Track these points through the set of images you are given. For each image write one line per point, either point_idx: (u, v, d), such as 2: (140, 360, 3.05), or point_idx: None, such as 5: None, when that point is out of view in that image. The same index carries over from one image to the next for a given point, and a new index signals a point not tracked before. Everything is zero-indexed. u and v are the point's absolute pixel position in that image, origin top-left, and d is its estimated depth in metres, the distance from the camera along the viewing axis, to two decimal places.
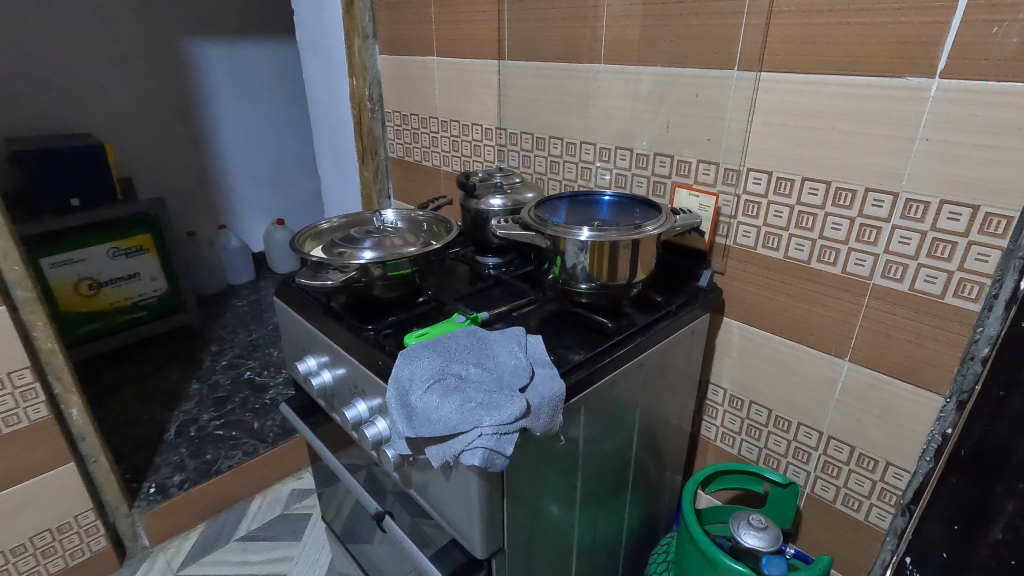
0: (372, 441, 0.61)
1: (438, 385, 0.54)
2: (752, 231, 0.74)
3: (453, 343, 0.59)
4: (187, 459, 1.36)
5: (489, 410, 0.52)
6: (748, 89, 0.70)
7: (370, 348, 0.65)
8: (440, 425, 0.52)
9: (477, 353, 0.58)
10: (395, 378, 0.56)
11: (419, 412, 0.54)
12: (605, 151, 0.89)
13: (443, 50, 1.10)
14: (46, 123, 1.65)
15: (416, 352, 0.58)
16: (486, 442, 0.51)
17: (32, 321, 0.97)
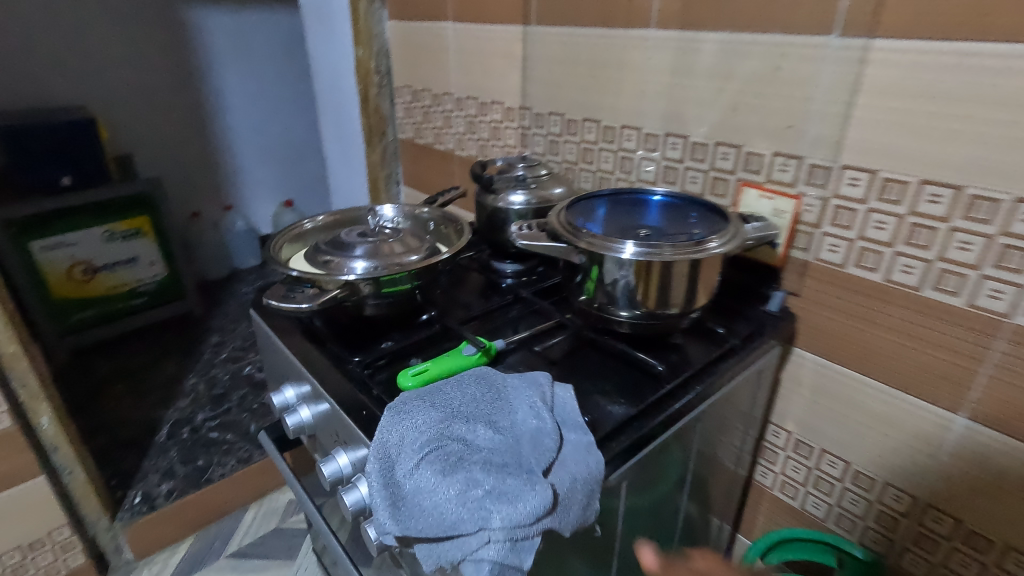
0: (351, 510, 0.47)
1: (434, 458, 0.41)
2: (842, 245, 0.59)
3: (457, 393, 0.46)
4: (178, 465, 1.26)
5: (501, 502, 0.39)
6: (852, 62, 0.54)
7: (355, 388, 0.52)
8: (436, 521, 0.39)
9: (487, 407, 0.45)
10: (377, 443, 0.43)
11: (408, 496, 0.41)
12: (651, 138, 0.73)
13: (459, 14, 0.94)
14: (36, 96, 1.53)
15: (406, 404, 0.45)
16: (497, 550, 0.38)
17: None
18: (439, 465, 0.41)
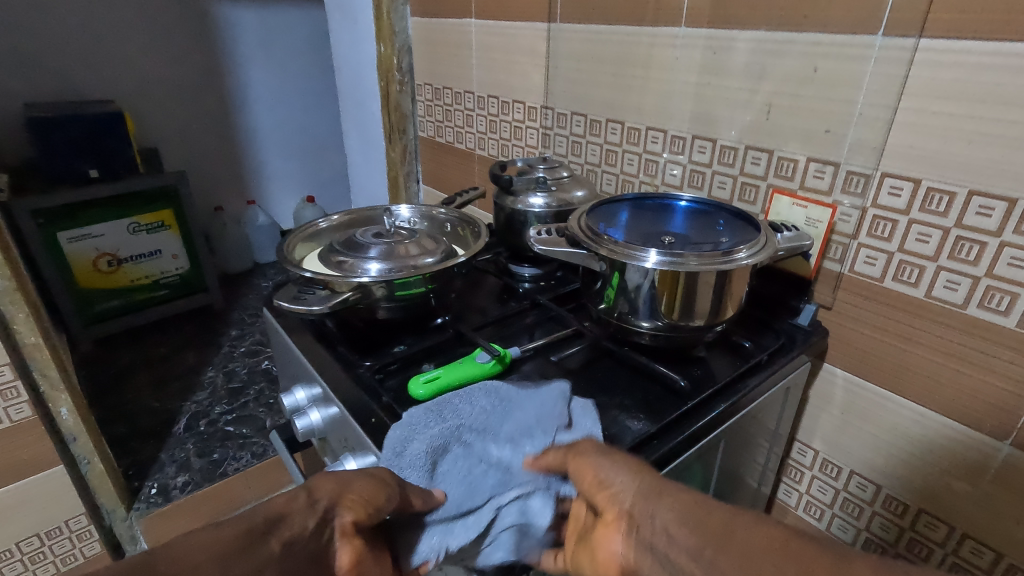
0: None
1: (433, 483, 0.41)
2: (880, 257, 0.56)
3: (462, 410, 0.44)
4: (194, 457, 1.27)
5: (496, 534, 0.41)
6: (899, 62, 0.50)
7: (365, 395, 0.50)
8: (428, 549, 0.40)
9: (488, 428, 0.43)
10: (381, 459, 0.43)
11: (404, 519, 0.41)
12: (678, 141, 0.70)
13: (483, 11, 0.92)
14: (65, 88, 1.55)
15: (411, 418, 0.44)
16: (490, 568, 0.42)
17: (13, 313, 0.87)
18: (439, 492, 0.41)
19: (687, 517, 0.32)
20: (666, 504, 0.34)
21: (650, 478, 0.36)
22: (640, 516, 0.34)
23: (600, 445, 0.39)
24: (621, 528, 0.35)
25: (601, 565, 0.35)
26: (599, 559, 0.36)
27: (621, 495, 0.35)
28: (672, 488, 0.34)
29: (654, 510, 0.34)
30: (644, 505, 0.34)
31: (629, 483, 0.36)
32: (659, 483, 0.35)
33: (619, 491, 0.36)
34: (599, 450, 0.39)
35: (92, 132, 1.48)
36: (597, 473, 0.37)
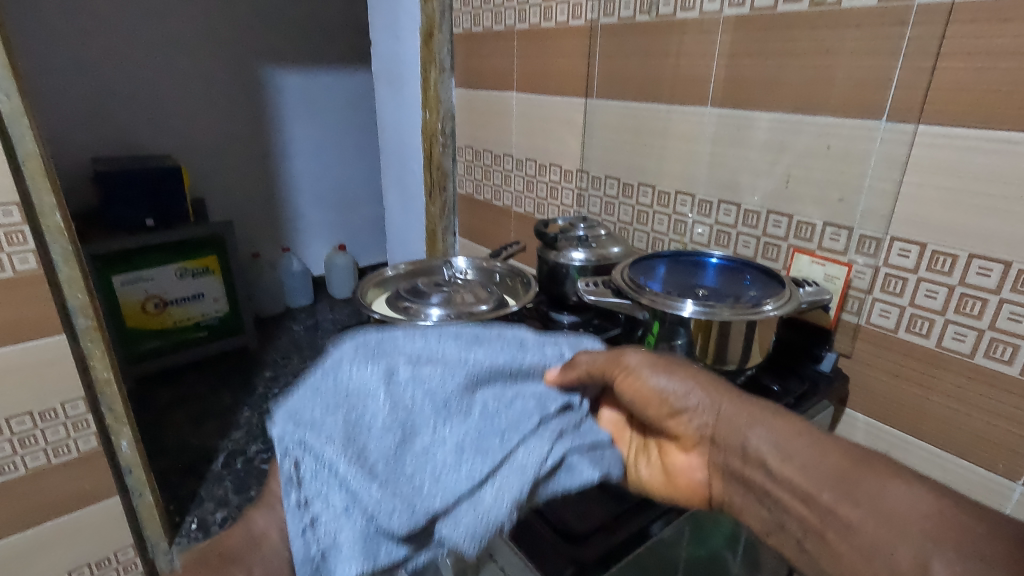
0: None
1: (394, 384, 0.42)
2: (893, 311, 0.62)
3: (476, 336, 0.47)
4: (231, 493, 1.31)
5: (433, 476, 0.39)
6: (901, 143, 0.58)
7: None
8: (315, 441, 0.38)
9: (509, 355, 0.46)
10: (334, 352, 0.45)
11: (319, 402, 0.41)
12: (705, 204, 0.78)
13: (524, 85, 1.03)
14: (126, 143, 1.63)
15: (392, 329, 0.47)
16: (378, 509, 0.37)
17: (91, 349, 0.96)
18: (390, 395, 0.42)
19: (784, 451, 0.39)
20: (758, 433, 0.41)
21: (723, 400, 0.44)
22: (724, 441, 0.43)
23: (643, 358, 0.47)
24: (701, 447, 0.45)
25: (684, 486, 0.46)
26: (677, 477, 0.46)
27: (700, 419, 0.44)
28: (750, 415, 0.42)
29: (741, 436, 0.42)
30: (724, 429, 0.43)
31: (705, 405, 0.44)
32: (737, 405, 0.43)
33: (696, 411, 0.44)
34: (652, 363, 0.46)
35: (152, 185, 1.57)
36: (653, 387, 0.45)
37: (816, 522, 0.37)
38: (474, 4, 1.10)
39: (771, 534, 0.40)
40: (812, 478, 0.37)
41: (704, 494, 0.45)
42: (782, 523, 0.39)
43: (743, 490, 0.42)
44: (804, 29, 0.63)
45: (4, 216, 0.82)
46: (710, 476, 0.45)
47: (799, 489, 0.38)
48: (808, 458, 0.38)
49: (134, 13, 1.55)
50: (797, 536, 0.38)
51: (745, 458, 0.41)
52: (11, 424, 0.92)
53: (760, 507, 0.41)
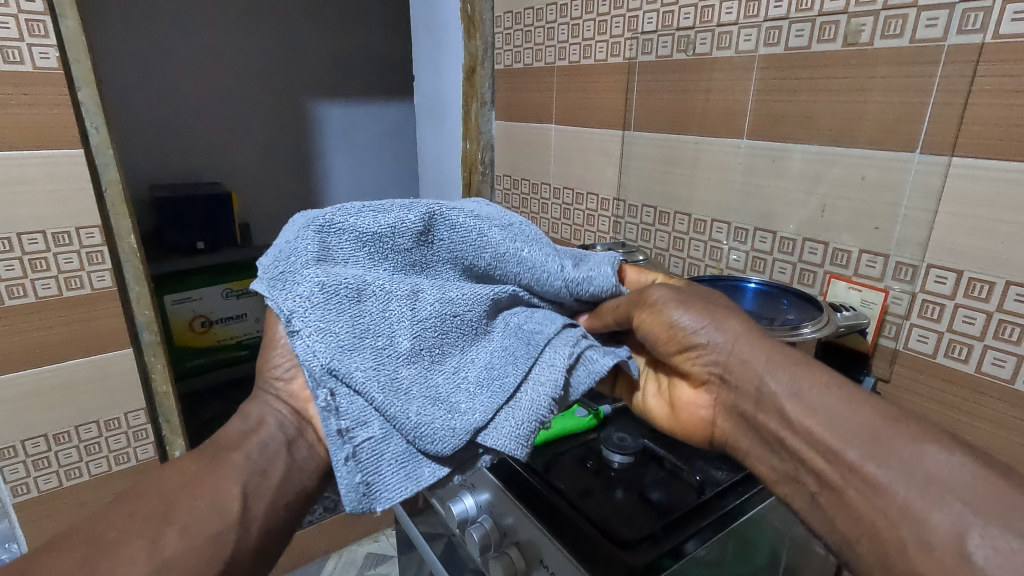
0: (458, 517, 0.64)
1: (412, 304, 0.47)
2: (931, 336, 0.64)
3: (496, 235, 0.50)
4: None
5: (467, 395, 0.45)
6: (935, 174, 0.61)
7: None
8: (354, 368, 0.43)
9: (542, 271, 0.51)
10: (343, 265, 0.47)
11: (347, 325, 0.44)
12: (741, 231, 0.81)
13: (562, 118, 1.09)
14: (182, 173, 1.71)
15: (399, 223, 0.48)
16: (420, 429, 0.42)
17: (153, 363, 1.06)
18: (412, 320, 0.46)
19: (803, 401, 0.40)
20: (775, 375, 0.42)
21: (739, 338, 0.45)
22: (737, 380, 0.44)
23: (666, 294, 0.48)
24: (709, 387, 0.47)
25: (690, 421, 0.49)
26: (683, 412, 0.50)
27: (710, 357, 0.46)
28: (768, 355, 0.43)
29: (755, 378, 0.43)
30: (733, 368, 0.44)
31: (719, 343, 0.45)
32: (752, 343, 0.44)
33: (707, 349, 0.46)
34: (674, 299, 0.48)
35: (207, 213, 1.66)
36: (670, 322, 0.47)
37: (837, 479, 0.37)
38: (516, 42, 1.16)
39: (779, 483, 0.42)
40: (837, 433, 0.38)
41: (707, 430, 0.48)
42: (796, 477, 0.40)
43: (750, 432, 0.44)
44: (836, 67, 0.66)
45: (87, 238, 0.92)
46: (714, 414, 0.47)
47: (823, 444, 0.38)
48: (835, 413, 0.39)
49: (193, 51, 1.63)
50: (811, 489, 0.39)
51: (758, 402, 0.43)
52: (81, 432, 1.02)
53: (773, 456, 0.42)
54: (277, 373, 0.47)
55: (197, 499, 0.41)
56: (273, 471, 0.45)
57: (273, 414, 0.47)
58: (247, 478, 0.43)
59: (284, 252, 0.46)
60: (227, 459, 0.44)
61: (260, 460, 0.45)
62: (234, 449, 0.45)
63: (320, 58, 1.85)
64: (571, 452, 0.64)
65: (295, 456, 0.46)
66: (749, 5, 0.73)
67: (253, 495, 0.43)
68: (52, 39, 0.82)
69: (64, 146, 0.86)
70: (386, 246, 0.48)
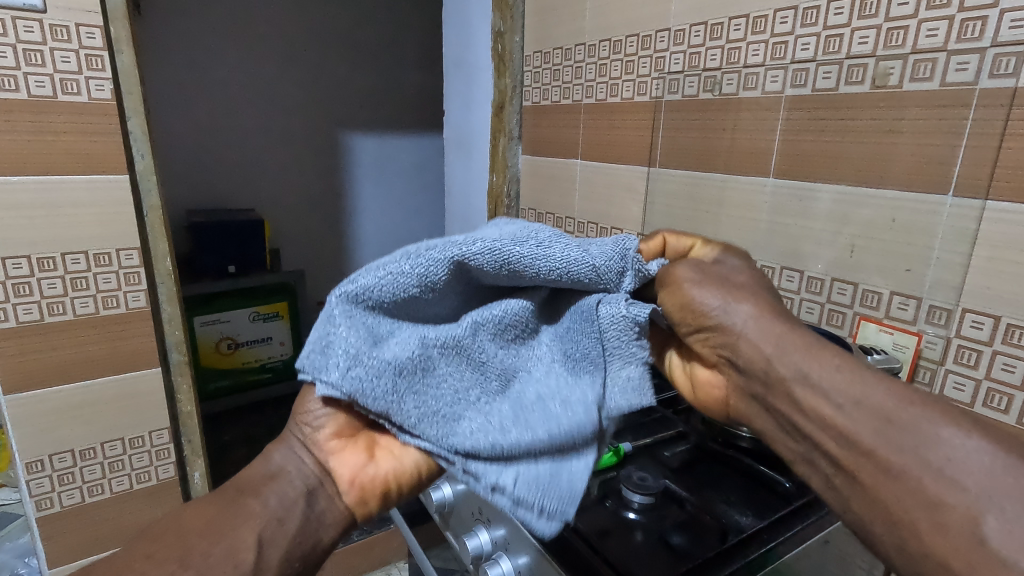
0: (472, 551, 0.64)
1: (478, 342, 0.45)
2: (968, 383, 0.62)
3: (524, 255, 0.44)
4: None
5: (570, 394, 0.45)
6: (969, 218, 0.60)
7: None
8: (467, 431, 0.43)
9: (572, 267, 0.45)
10: (390, 331, 0.43)
11: (441, 388, 0.44)
12: (767, 270, 0.81)
13: (587, 153, 1.10)
14: (218, 199, 1.76)
15: (430, 273, 0.42)
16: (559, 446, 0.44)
17: (179, 383, 1.08)
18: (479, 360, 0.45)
19: (815, 379, 0.35)
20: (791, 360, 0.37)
21: (754, 320, 0.39)
22: (751, 368, 0.39)
23: (691, 274, 0.44)
24: (722, 369, 0.42)
25: (706, 396, 0.45)
26: (699, 386, 0.46)
27: (722, 339, 0.41)
28: (780, 338, 0.38)
29: (762, 363, 0.38)
30: (744, 351, 0.39)
31: (732, 324, 0.40)
32: (766, 327, 0.39)
33: (720, 331, 0.41)
34: (697, 277, 0.43)
35: (240, 238, 1.70)
36: (684, 298, 0.43)
37: (850, 460, 0.33)
38: (545, 80, 1.19)
39: (794, 462, 0.37)
40: (850, 415, 0.33)
41: (721, 407, 0.44)
42: (811, 459, 0.36)
43: (762, 415, 0.39)
44: (864, 109, 0.66)
45: (126, 259, 0.96)
46: (727, 395, 0.43)
47: (835, 426, 0.34)
48: (848, 390, 0.34)
49: (237, 85, 1.71)
50: (825, 472, 0.35)
51: (767, 386, 0.38)
52: (106, 449, 1.04)
53: (786, 439, 0.37)
54: (307, 417, 0.44)
55: (213, 543, 0.39)
56: (290, 520, 0.41)
57: (294, 462, 0.44)
58: (263, 528, 0.40)
59: (324, 340, 0.41)
60: (244, 506, 0.41)
61: (278, 507, 0.41)
62: (251, 495, 0.42)
63: (356, 93, 1.92)
64: (590, 492, 0.62)
65: (312, 506, 0.43)
66: (776, 48, 0.74)
67: (269, 543, 0.40)
68: (108, 73, 0.88)
69: (111, 172, 0.91)
70: (413, 301, 0.43)
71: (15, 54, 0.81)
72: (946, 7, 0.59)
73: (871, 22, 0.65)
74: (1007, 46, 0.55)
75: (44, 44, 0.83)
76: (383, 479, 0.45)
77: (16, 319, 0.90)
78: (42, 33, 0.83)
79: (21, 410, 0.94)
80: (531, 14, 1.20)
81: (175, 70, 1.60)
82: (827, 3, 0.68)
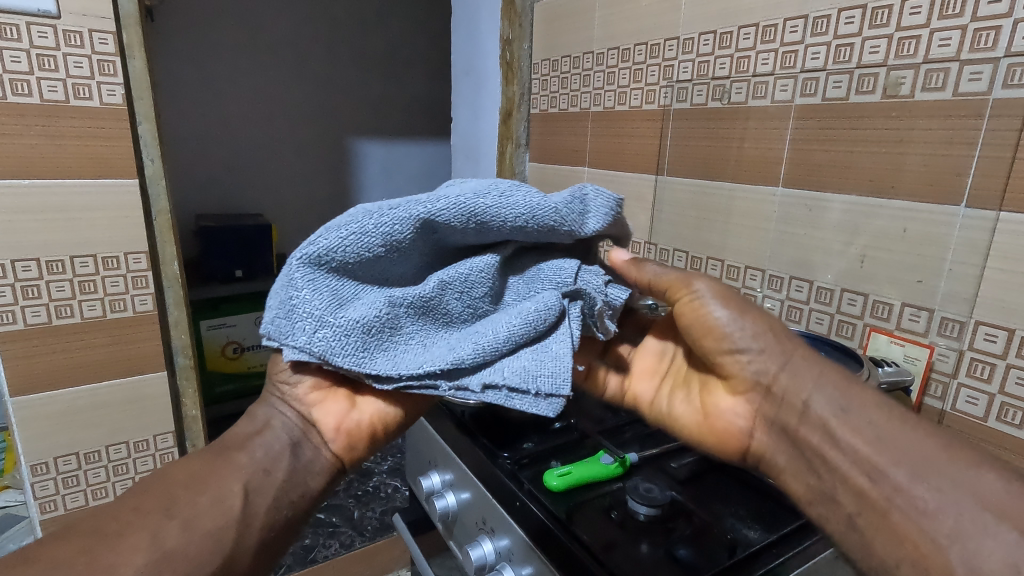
0: (476, 563, 0.63)
1: (442, 296, 0.45)
2: (981, 397, 0.61)
3: (485, 212, 0.43)
4: (343, 525, 1.31)
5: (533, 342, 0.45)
6: (983, 230, 0.59)
7: (508, 482, 0.64)
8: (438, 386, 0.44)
9: (540, 219, 0.44)
10: (350, 291, 0.44)
11: (409, 346, 0.45)
12: (775, 279, 0.80)
13: (595, 161, 1.10)
14: (226, 204, 1.77)
15: (390, 232, 0.43)
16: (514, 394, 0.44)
17: (185, 387, 1.09)
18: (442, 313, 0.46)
19: (850, 417, 0.41)
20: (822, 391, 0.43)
21: (791, 351, 0.45)
22: (784, 393, 0.44)
23: (714, 288, 0.47)
24: (752, 396, 0.47)
25: (720, 429, 0.49)
26: (714, 418, 0.49)
27: (759, 364, 0.46)
28: (818, 375, 0.44)
29: (802, 393, 0.44)
30: (786, 379, 0.45)
31: (771, 351, 0.45)
32: (804, 360, 0.45)
33: (759, 355, 0.46)
34: (723, 295, 0.47)
35: (246, 242, 1.70)
36: (713, 320, 0.47)
37: (881, 499, 0.38)
38: (553, 88, 1.19)
39: (813, 502, 0.42)
40: (885, 453, 0.39)
41: (743, 441, 0.48)
42: (834, 497, 0.41)
43: (790, 447, 0.44)
44: (874, 119, 0.66)
45: (135, 263, 0.96)
46: (752, 425, 0.47)
47: (866, 462, 0.39)
48: (880, 430, 0.40)
49: (246, 90, 1.72)
50: (849, 510, 0.40)
51: (803, 416, 0.43)
52: (111, 452, 1.04)
53: (809, 474, 0.43)
54: (283, 375, 0.48)
55: (199, 494, 0.43)
56: (276, 471, 0.46)
57: (279, 416, 0.48)
58: (249, 476, 0.44)
59: (285, 301, 0.43)
60: (231, 459, 0.45)
61: (264, 460, 0.46)
62: (238, 449, 0.46)
63: (364, 99, 1.93)
64: (596, 502, 0.61)
65: (298, 457, 0.47)
66: (786, 57, 0.74)
67: (255, 493, 0.44)
68: (119, 78, 0.88)
69: (121, 176, 0.91)
70: (376, 260, 0.44)
71: (29, 58, 0.82)
72: (959, 16, 0.58)
73: (882, 31, 0.64)
74: (1020, 56, 0.55)
75: (57, 49, 0.84)
76: (362, 427, 0.49)
77: (24, 321, 0.91)
78: (56, 38, 0.83)
79: (27, 413, 0.94)
80: (539, 22, 1.20)
81: (186, 75, 1.61)
82: (838, 12, 0.68)
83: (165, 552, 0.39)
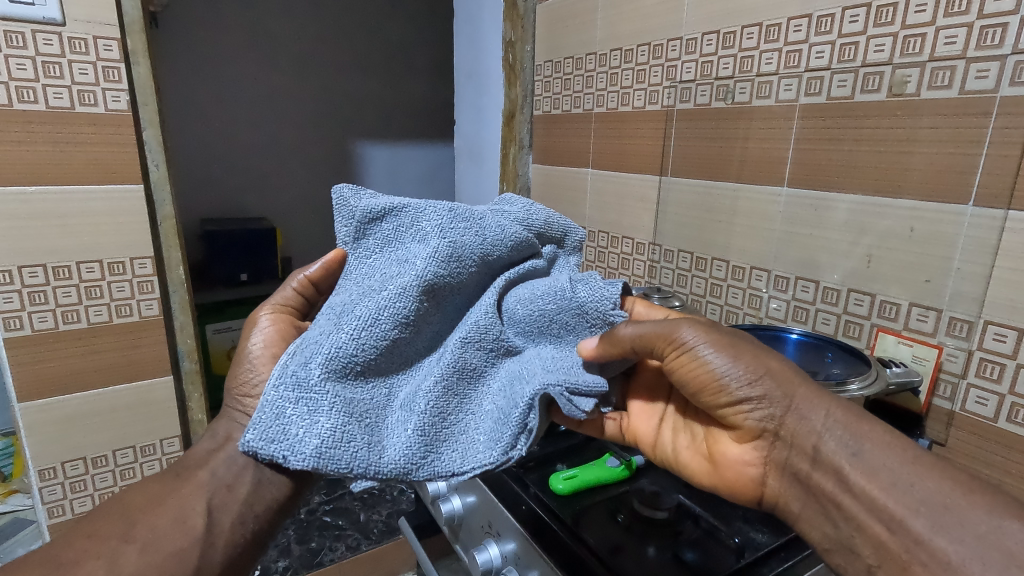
0: (482, 567, 0.63)
1: (465, 355, 0.50)
2: (991, 398, 0.61)
3: (464, 247, 0.51)
4: (348, 526, 1.30)
5: (558, 334, 0.53)
6: (992, 228, 0.59)
7: (516, 488, 0.64)
8: (517, 452, 0.46)
9: (511, 240, 0.54)
10: (371, 393, 0.48)
11: (462, 423, 0.49)
12: (781, 280, 0.79)
13: (598, 162, 1.10)
14: (231, 208, 1.77)
15: (395, 309, 0.47)
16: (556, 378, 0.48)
17: (190, 391, 1.09)
18: (470, 369, 0.50)
19: (863, 460, 0.39)
20: (834, 434, 0.41)
21: (797, 393, 0.43)
22: (793, 437, 0.43)
23: (702, 337, 0.46)
24: (762, 443, 0.45)
25: (734, 481, 0.47)
26: (727, 471, 0.47)
27: (763, 411, 0.44)
28: (826, 410, 0.42)
29: (813, 436, 0.42)
30: (792, 425, 0.43)
31: (774, 397, 0.43)
32: (808, 397, 0.43)
33: (761, 404, 0.44)
34: (714, 344, 0.45)
35: (251, 247, 1.70)
36: (716, 373, 0.45)
37: (901, 552, 0.36)
38: (555, 89, 1.19)
39: (831, 550, 0.41)
40: (902, 500, 0.37)
41: (755, 491, 0.46)
42: (851, 547, 0.39)
43: (804, 492, 0.42)
44: (881, 117, 0.65)
45: (140, 268, 0.97)
46: (764, 472, 0.45)
47: (883, 510, 0.38)
48: (898, 476, 0.38)
49: (250, 92, 1.72)
50: (868, 562, 0.38)
51: (815, 461, 0.41)
52: (118, 456, 1.04)
53: (824, 521, 0.41)
54: (245, 390, 0.54)
55: (159, 516, 0.48)
56: (239, 486, 0.50)
57: (239, 429, 0.53)
58: (213, 493, 0.49)
59: (312, 422, 0.44)
60: (194, 476, 0.50)
61: (227, 475, 0.50)
62: (199, 466, 0.51)
63: (368, 102, 1.93)
64: (603, 507, 0.61)
65: (262, 472, 0.50)
66: (790, 56, 0.74)
67: (218, 507, 0.49)
68: (124, 84, 0.89)
69: (127, 182, 0.92)
70: (387, 350, 0.48)
71: (34, 65, 0.83)
72: (965, 14, 0.58)
73: (887, 29, 0.64)
74: None
75: (62, 56, 0.84)
76: None
77: (31, 327, 0.91)
78: (61, 45, 0.84)
79: (34, 418, 0.94)
80: (542, 24, 1.20)
81: (191, 80, 1.62)
82: (842, 11, 0.67)
83: (137, 547, 0.46)
